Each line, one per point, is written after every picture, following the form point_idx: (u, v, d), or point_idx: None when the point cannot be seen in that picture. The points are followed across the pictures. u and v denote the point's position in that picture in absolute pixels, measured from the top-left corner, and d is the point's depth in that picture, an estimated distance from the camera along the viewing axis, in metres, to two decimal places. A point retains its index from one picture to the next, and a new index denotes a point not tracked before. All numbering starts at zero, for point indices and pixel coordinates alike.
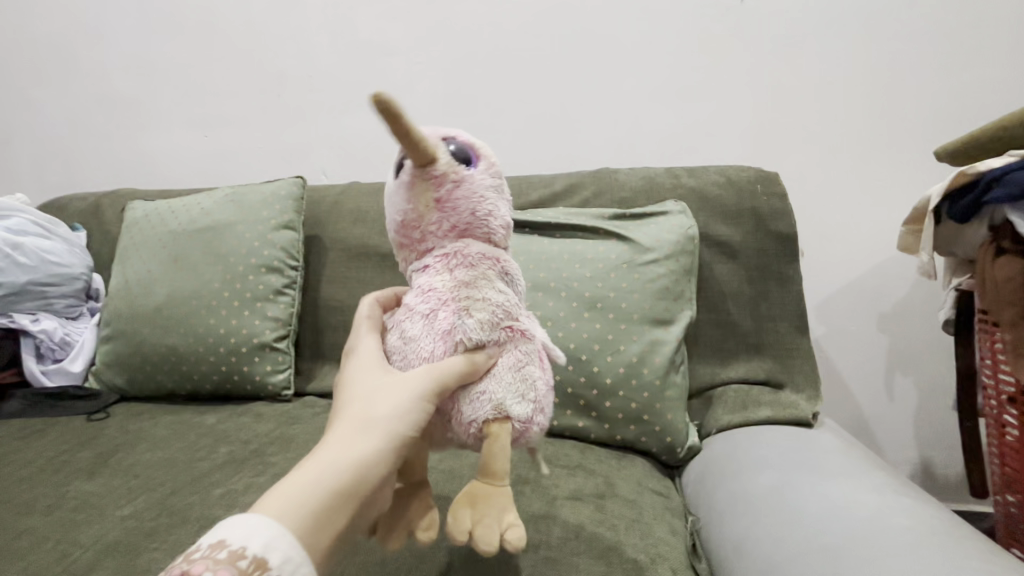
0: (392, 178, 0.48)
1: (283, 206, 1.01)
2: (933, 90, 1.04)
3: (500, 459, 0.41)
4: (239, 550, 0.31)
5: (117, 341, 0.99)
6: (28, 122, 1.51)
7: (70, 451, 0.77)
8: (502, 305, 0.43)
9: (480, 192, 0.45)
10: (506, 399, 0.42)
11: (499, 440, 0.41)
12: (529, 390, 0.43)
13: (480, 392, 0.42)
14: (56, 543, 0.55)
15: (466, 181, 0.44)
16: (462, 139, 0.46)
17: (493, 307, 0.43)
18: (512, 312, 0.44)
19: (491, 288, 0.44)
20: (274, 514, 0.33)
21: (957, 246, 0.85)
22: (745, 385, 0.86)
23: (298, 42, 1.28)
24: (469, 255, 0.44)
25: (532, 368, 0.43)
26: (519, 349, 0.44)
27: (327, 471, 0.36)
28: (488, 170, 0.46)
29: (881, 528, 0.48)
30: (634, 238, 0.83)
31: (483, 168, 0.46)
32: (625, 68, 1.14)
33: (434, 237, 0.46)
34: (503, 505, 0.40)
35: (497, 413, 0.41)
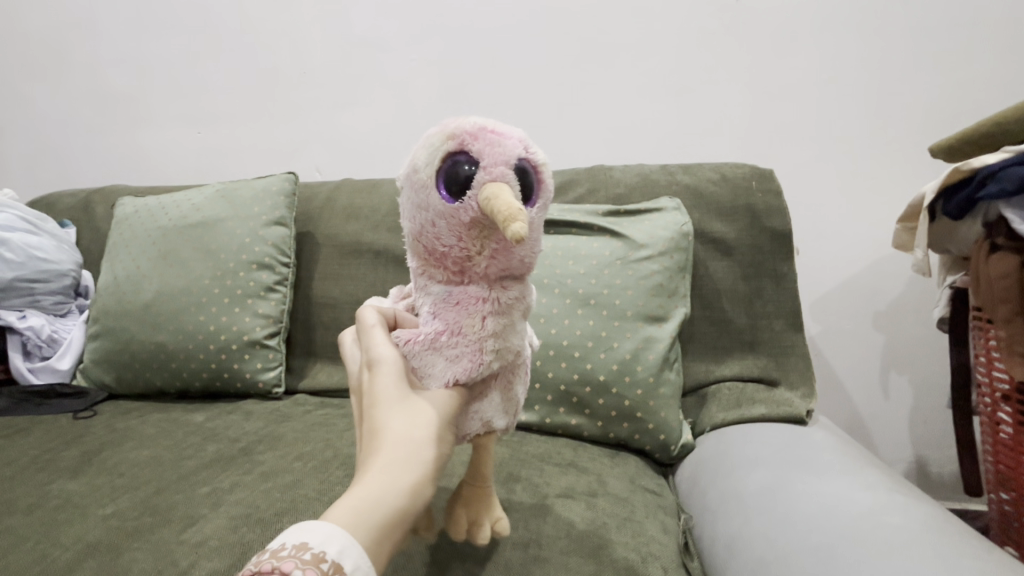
0: (434, 182, 0.38)
1: (275, 202, 1.00)
2: (929, 87, 1.03)
3: (488, 467, 0.45)
4: (321, 553, 0.30)
5: (105, 338, 0.98)
6: (18, 118, 1.49)
7: (54, 449, 0.76)
8: (517, 346, 0.43)
9: (534, 239, 0.40)
10: (497, 421, 0.43)
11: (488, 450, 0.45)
12: (515, 408, 0.45)
13: (478, 416, 0.42)
14: (36, 544, 0.54)
15: (528, 230, 0.39)
16: (534, 169, 0.39)
17: (511, 351, 0.42)
18: (522, 351, 0.44)
19: (515, 335, 0.42)
20: (344, 523, 0.32)
21: (952, 243, 0.85)
22: (739, 383, 0.85)
23: (292, 38, 1.26)
24: (505, 302, 0.41)
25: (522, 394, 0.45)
26: (517, 379, 0.45)
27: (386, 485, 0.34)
28: (547, 207, 0.41)
29: (875, 525, 0.47)
30: (629, 234, 0.83)
31: (541, 206, 0.39)
32: (620, 65, 1.13)
33: (472, 273, 0.40)
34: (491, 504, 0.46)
35: (487, 431, 0.43)
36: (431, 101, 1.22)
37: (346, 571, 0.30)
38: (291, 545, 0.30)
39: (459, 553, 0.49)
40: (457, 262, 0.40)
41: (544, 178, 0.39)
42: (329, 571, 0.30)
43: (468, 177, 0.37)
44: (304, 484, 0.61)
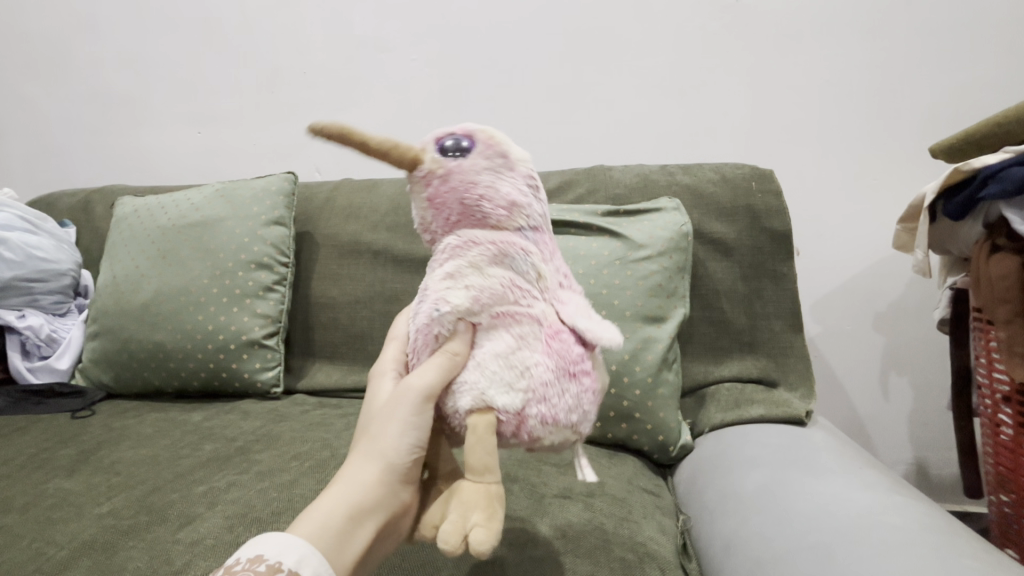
0: None
1: (274, 202, 1.00)
2: (930, 88, 1.03)
3: (476, 449, 0.37)
4: (274, 565, 0.33)
5: (103, 337, 0.98)
6: (18, 117, 1.49)
7: (51, 448, 0.76)
8: (489, 290, 0.39)
9: (470, 178, 0.43)
10: (488, 388, 0.38)
11: (478, 427, 0.38)
12: (517, 378, 0.38)
13: (465, 384, 0.39)
14: (31, 542, 0.54)
15: (454, 172, 0.43)
16: (462, 129, 0.45)
17: (476, 294, 0.39)
18: (505, 301, 0.40)
19: (476, 275, 0.40)
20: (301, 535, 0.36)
21: (952, 244, 0.84)
22: (738, 384, 0.85)
23: (294, 38, 1.27)
24: (457, 245, 0.42)
25: (521, 355, 0.39)
26: (510, 336, 0.39)
27: (341, 494, 0.38)
28: (484, 153, 0.44)
29: (872, 526, 0.47)
30: (627, 234, 0.82)
31: (476, 153, 0.43)
32: (621, 66, 1.13)
33: (437, 234, 0.45)
34: (472, 503, 0.36)
35: (479, 404, 0.38)
36: (432, 102, 1.22)
37: None
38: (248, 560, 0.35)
39: (455, 553, 0.49)
40: (425, 231, 0.46)
41: (480, 133, 0.44)
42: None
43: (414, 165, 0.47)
44: (301, 483, 0.61)
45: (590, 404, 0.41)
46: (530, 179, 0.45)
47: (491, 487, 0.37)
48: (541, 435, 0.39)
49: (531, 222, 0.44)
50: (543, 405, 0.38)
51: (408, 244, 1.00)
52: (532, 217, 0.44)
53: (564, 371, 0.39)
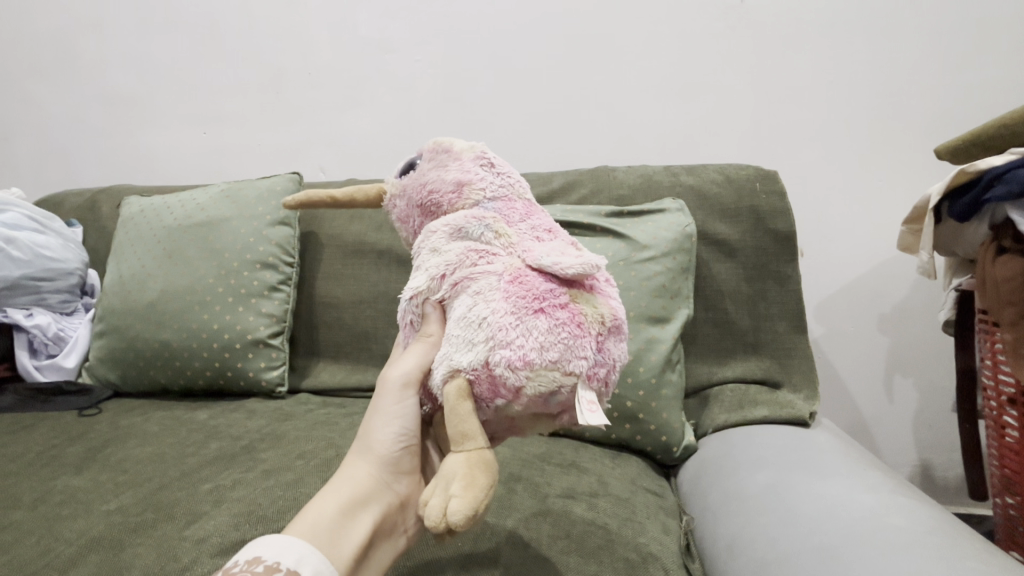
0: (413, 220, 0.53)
1: (279, 202, 1.01)
2: (936, 90, 1.03)
3: (449, 419, 0.36)
4: (274, 563, 0.38)
5: (109, 336, 0.98)
6: (26, 118, 1.50)
7: (58, 446, 0.77)
8: (443, 264, 0.39)
9: (419, 177, 0.44)
10: (454, 353, 0.37)
11: (451, 396, 0.37)
12: (473, 334, 0.36)
13: (439, 358, 0.38)
14: (40, 538, 0.54)
15: (407, 181, 0.45)
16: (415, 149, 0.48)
17: (433, 271, 0.40)
18: (462, 268, 0.39)
19: (433, 256, 0.40)
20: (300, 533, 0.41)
21: (957, 246, 0.84)
22: (741, 384, 0.85)
23: (299, 39, 1.27)
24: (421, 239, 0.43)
25: (477, 310, 0.37)
26: (470, 297, 0.38)
27: (335, 496, 0.43)
28: (430, 152, 0.45)
29: (876, 527, 0.47)
30: (631, 235, 0.82)
31: (424, 157, 0.45)
32: (625, 67, 1.13)
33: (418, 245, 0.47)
34: (452, 474, 0.35)
35: (450, 371, 0.37)
36: (436, 103, 1.23)
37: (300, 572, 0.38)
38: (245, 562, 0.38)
39: (459, 552, 0.49)
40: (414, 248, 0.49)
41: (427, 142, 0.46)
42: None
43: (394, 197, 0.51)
44: (306, 482, 0.61)
45: (573, 336, 0.36)
46: (480, 157, 0.44)
47: (468, 453, 0.35)
48: (519, 382, 0.35)
49: (489, 191, 0.43)
50: (507, 350, 0.35)
51: None
52: (488, 186, 0.43)
53: (529, 313, 0.36)
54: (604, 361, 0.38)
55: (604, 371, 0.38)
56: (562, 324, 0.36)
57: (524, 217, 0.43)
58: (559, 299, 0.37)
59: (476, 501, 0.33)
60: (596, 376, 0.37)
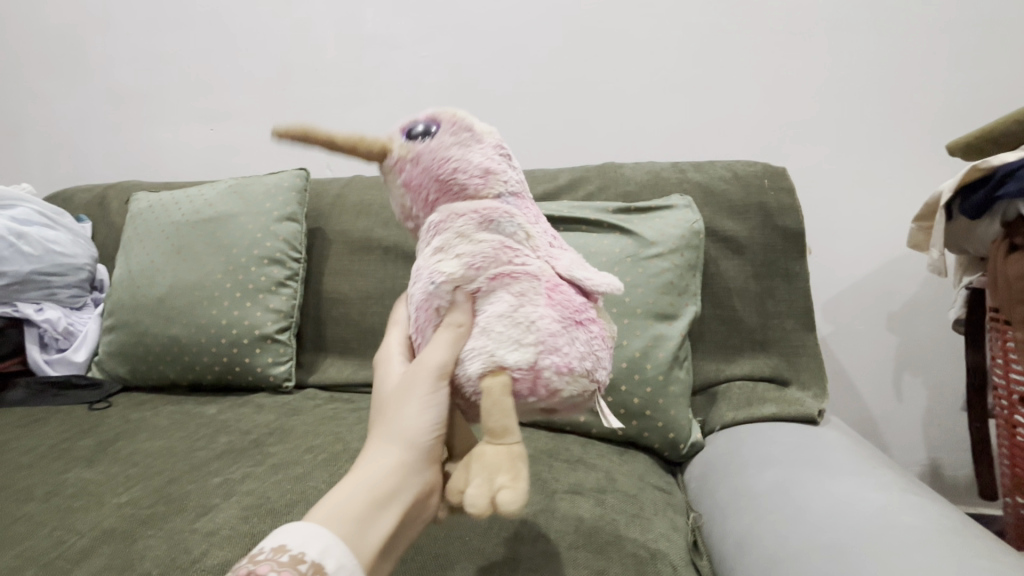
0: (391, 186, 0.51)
1: (286, 198, 1.01)
2: (946, 85, 1.02)
3: (493, 413, 0.37)
4: (299, 555, 0.32)
5: (119, 331, 0.99)
6: (35, 114, 1.51)
7: (70, 439, 0.77)
8: (482, 254, 0.39)
9: (443, 153, 0.43)
10: (497, 349, 0.37)
11: (494, 390, 0.37)
12: (524, 335, 0.37)
13: (473, 350, 0.38)
14: (52, 530, 0.55)
15: (425, 150, 0.44)
16: (426, 115, 0.46)
17: (471, 259, 0.39)
18: (499, 263, 0.39)
19: (468, 242, 0.40)
20: (320, 521, 0.35)
21: (968, 244, 0.83)
22: (749, 382, 0.84)
23: (305, 35, 1.27)
24: (441, 218, 0.42)
25: (525, 311, 0.38)
26: (511, 295, 0.39)
27: (361, 479, 0.37)
28: (450, 129, 0.44)
29: (887, 525, 0.46)
30: (638, 231, 0.82)
31: (442, 130, 0.44)
32: (632, 63, 1.13)
33: (420, 218, 0.46)
34: (496, 466, 0.35)
35: (492, 366, 0.37)
36: (442, 100, 1.23)
37: (326, 570, 0.32)
38: (269, 549, 0.33)
39: (468, 546, 0.49)
40: (409, 218, 0.47)
41: (443, 113, 0.46)
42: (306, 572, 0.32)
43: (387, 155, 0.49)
44: (314, 476, 0.62)
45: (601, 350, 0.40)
46: (499, 147, 0.45)
47: (511, 447, 0.36)
48: (559, 387, 0.37)
49: (508, 186, 0.45)
50: (556, 355, 0.37)
51: None
52: (508, 181, 0.45)
53: (568, 322, 0.39)
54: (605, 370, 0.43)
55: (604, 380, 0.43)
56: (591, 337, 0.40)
57: (539, 220, 0.45)
58: (587, 312, 0.41)
59: (526, 497, 0.35)
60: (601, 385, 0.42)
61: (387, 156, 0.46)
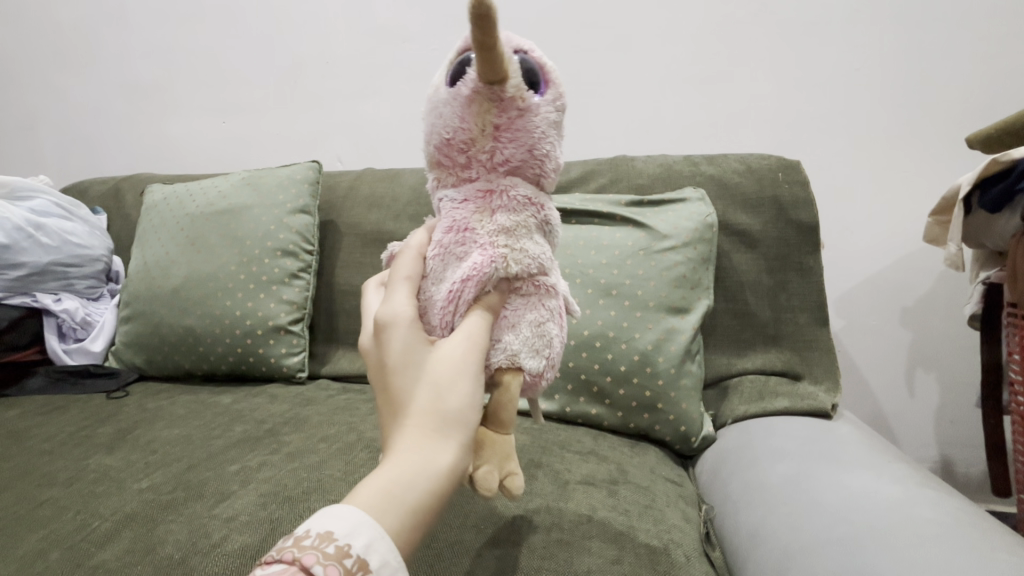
0: (443, 86, 0.41)
1: (300, 190, 1.02)
2: (966, 77, 1.00)
3: (508, 406, 0.40)
4: (346, 547, 0.29)
5: (136, 321, 1.00)
6: (51, 107, 1.53)
7: (89, 426, 0.79)
8: (539, 257, 0.40)
9: (544, 128, 0.40)
10: (522, 353, 0.39)
11: (511, 387, 0.39)
12: (550, 349, 0.40)
13: (498, 344, 0.40)
14: (76, 514, 0.56)
15: (533, 111, 0.39)
16: (538, 59, 0.40)
17: (530, 259, 0.40)
18: (545, 269, 0.41)
19: (530, 239, 0.40)
20: (365, 507, 0.32)
21: (987, 238, 0.82)
22: (762, 376, 0.84)
23: (317, 28, 1.27)
24: (515, 196, 0.41)
25: (553, 327, 0.40)
26: (544, 305, 0.40)
27: (414, 468, 0.34)
28: (556, 102, 0.41)
29: (903, 519, 0.46)
30: (651, 225, 0.82)
31: (550, 97, 0.40)
32: (644, 55, 1.12)
33: (481, 166, 0.41)
34: (505, 454, 0.39)
35: (513, 366, 0.39)
36: None
37: (370, 567, 0.30)
38: (316, 535, 0.30)
39: (483, 534, 0.50)
40: (464, 153, 0.41)
41: (554, 73, 0.41)
42: (352, 567, 0.29)
43: (469, 60, 0.39)
44: (329, 464, 0.62)
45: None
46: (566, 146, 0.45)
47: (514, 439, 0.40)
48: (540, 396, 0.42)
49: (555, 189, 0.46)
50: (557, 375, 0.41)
51: None
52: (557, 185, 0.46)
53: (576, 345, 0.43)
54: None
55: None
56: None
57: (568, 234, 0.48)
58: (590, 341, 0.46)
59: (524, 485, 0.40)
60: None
61: (494, 85, 0.38)
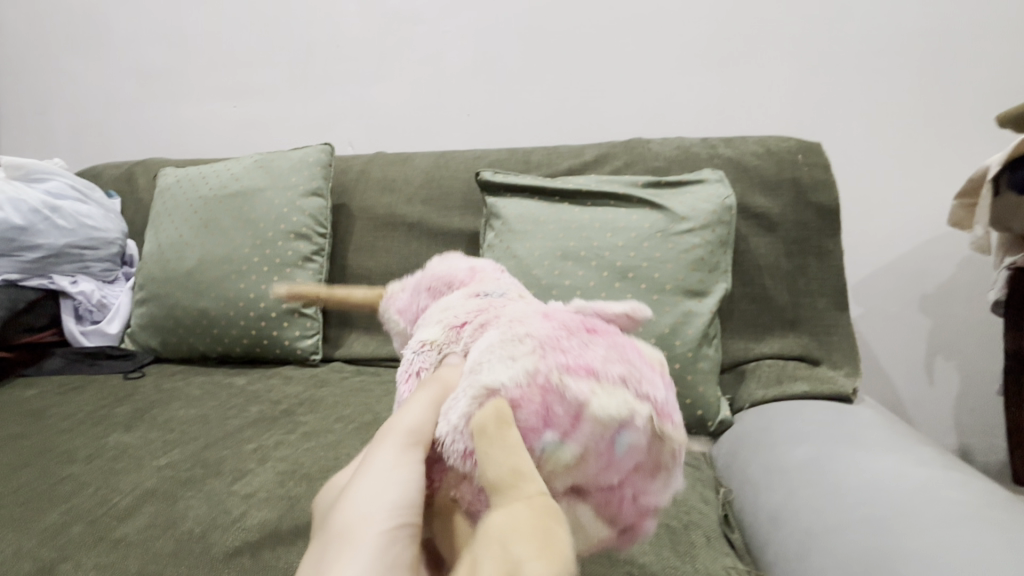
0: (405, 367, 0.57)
1: (312, 172, 1.01)
2: (993, 56, 0.97)
3: (493, 453, 0.30)
4: None
5: (151, 304, 1.01)
6: (63, 92, 1.53)
7: (107, 406, 0.80)
8: (472, 310, 0.42)
9: (428, 275, 0.51)
10: (484, 374, 0.34)
11: (487, 424, 0.31)
12: (510, 354, 0.35)
13: (459, 390, 0.35)
14: (97, 489, 0.57)
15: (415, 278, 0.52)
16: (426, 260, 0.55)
17: (449, 323, 0.42)
18: (484, 313, 0.41)
19: (448, 313, 0.44)
20: None
21: (1014, 221, 0.79)
22: (779, 360, 0.83)
23: (326, 11, 1.26)
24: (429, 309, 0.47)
25: (511, 331, 0.37)
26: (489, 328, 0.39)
27: None
28: (435, 261, 0.53)
29: (932, 500, 0.45)
30: (668, 206, 0.80)
31: (432, 263, 0.53)
32: (660, 35, 1.09)
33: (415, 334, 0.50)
34: (496, 523, 0.27)
35: (482, 391, 0.34)
36: (465, 76, 1.21)
37: None
38: None
39: None
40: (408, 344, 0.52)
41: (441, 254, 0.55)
42: None
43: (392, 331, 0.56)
44: (346, 444, 0.62)
45: (631, 357, 0.36)
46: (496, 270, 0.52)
47: (515, 492, 0.27)
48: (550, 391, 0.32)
49: (495, 279, 0.49)
50: (556, 358, 0.34)
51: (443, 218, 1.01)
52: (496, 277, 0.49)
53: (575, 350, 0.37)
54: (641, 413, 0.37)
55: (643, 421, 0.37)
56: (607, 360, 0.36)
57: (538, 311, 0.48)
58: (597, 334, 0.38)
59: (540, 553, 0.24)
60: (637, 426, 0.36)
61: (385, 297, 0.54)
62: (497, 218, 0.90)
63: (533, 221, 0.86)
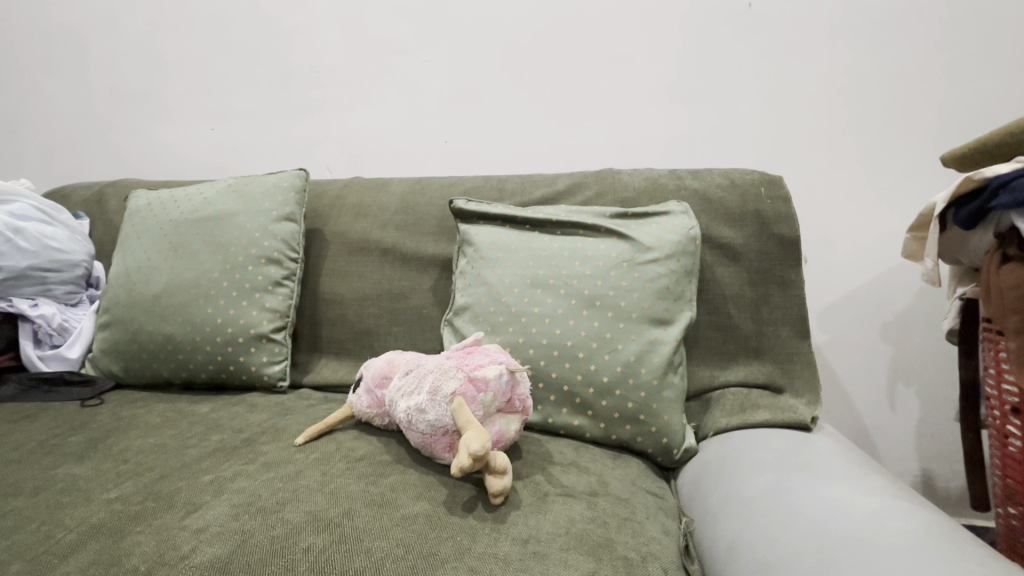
0: (398, 383, 0.67)
1: (285, 198, 1.01)
2: (940, 99, 1.03)
3: None
4: None
5: (114, 328, 0.98)
6: (35, 112, 1.51)
7: (60, 436, 0.77)
8: (427, 429, 0.61)
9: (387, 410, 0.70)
10: None
11: None
12: None
13: None
14: (40, 525, 0.54)
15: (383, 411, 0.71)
16: (363, 399, 0.73)
17: (423, 431, 0.61)
18: None
19: (409, 417, 0.62)
20: None
21: (962, 253, 0.84)
22: (743, 389, 0.85)
23: (308, 37, 1.28)
24: (400, 418, 0.64)
25: None
26: None
27: None
28: (371, 405, 0.72)
29: (878, 529, 0.47)
30: (634, 236, 0.82)
31: (366, 408, 0.72)
32: (632, 72, 1.14)
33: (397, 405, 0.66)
34: None
35: None
36: (443, 103, 1.23)
37: None
38: None
39: (457, 546, 0.49)
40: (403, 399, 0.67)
41: (353, 402, 0.74)
42: None
43: (371, 407, 0.72)
44: (306, 475, 0.61)
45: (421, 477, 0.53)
46: (398, 385, 0.67)
47: None
48: None
49: (405, 403, 0.64)
50: None
51: (417, 243, 1.02)
52: (404, 404, 0.64)
53: (430, 380, 0.62)
54: (467, 386, 0.60)
55: (496, 399, 0.61)
56: (446, 371, 0.62)
57: (419, 391, 0.63)
58: (457, 350, 0.69)
59: None
60: (464, 397, 0.60)
61: (371, 420, 0.74)
62: (469, 245, 0.91)
63: (505, 249, 0.87)
